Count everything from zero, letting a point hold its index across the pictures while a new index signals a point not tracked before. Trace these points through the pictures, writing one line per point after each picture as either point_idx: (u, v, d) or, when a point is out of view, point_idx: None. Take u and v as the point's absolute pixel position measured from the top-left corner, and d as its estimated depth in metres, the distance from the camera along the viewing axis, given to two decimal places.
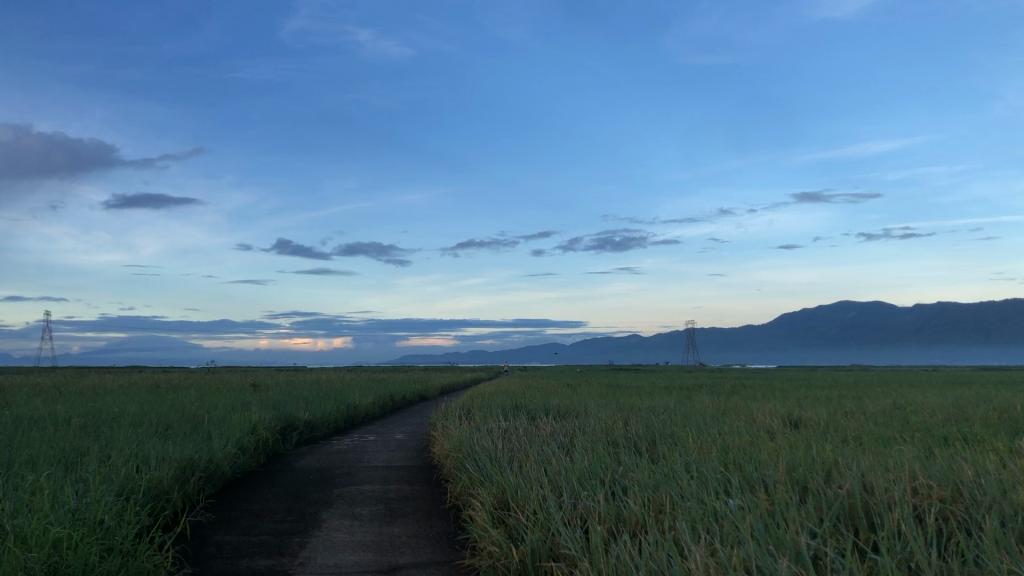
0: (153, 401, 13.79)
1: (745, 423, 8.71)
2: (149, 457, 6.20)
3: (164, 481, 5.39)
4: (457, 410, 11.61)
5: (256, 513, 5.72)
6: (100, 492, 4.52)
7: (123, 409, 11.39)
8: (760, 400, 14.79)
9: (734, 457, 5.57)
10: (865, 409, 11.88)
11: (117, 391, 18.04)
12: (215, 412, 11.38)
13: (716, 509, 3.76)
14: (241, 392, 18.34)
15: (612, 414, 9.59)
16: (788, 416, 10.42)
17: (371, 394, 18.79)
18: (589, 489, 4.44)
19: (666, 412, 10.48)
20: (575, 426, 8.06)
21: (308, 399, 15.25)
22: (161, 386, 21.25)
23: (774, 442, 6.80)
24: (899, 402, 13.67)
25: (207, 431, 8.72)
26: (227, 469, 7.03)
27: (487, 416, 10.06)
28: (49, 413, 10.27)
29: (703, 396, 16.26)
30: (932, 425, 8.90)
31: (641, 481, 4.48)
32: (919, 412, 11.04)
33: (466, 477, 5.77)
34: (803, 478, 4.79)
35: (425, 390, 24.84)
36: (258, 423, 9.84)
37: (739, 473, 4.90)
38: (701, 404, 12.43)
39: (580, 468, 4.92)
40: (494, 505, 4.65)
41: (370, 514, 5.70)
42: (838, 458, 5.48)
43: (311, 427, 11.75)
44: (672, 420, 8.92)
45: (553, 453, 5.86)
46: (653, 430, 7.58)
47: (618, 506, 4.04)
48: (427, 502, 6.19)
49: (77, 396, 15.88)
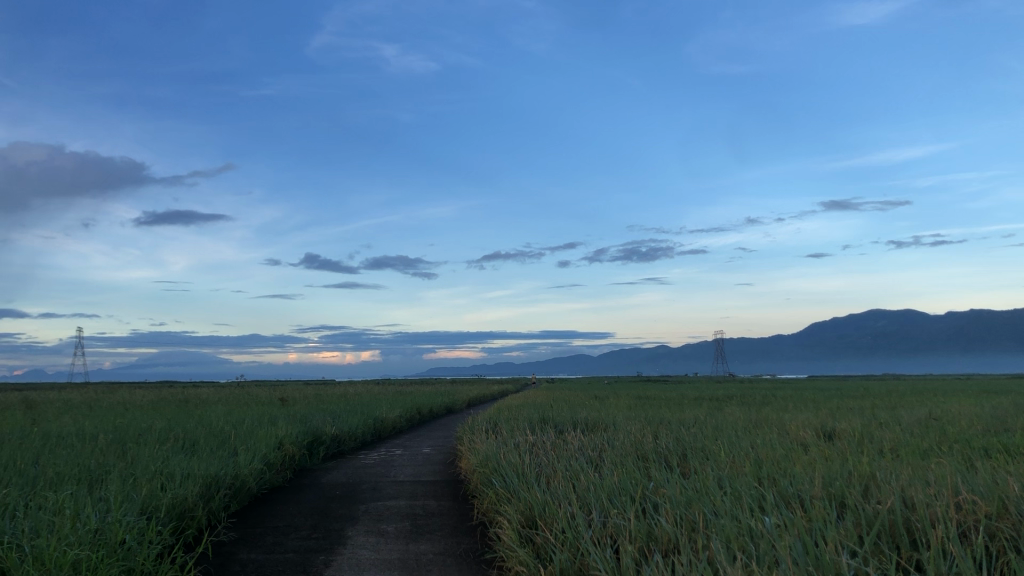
0: (181, 416, 13.81)
1: (778, 435, 8.56)
2: (173, 474, 6.14)
3: (189, 498, 5.34)
4: (485, 424, 11.54)
5: (281, 530, 5.66)
6: (122, 512, 4.46)
7: (151, 424, 11.41)
8: (792, 411, 14.55)
9: (769, 472, 5.42)
10: (900, 419, 11.66)
11: (148, 407, 18.13)
12: (241, 426, 11.39)
13: (752, 526, 3.62)
14: (269, 405, 18.40)
15: (641, 427, 9.48)
16: (821, 427, 10.23)
17: (396, 407, 18.73)
18: (619, 506, 4.32)
19: (696, 424, 10.35)
20: (604, 440, 7.95)
21: (336, 413, 15.22)
22: (189, 402, 21.39)
23: (808, 454, 6.66)
24: (934, 412, 13.43)
25: (233, 447, 8.70)
26: (253, 485, 6.98)
27: (514, 430, 9.99)
28: (77, 429, 10.31)
29: (734, 407, 16.09)
30: (970, 436, 8.71)
31: (673, 498, 4.35)
32: (955, 423, 10.83)
33: (493, 493, 5.66)
34: (841, 492, 4.65)
35: (452, 403, 24.81)
36: (284, 438, 9.81)
37: (773, 488, 4.76)
38: (733, 415, 12.26)
39: (609, 484, 4.80)
40: (522, 522, 4.54)
41: (396, 531, 5.60)
42: (876, 472, 5.32)
43: (337, 441, 11.74)
44: (704, 433, 8.79)
45: (581, 468, 5.73)
46: (683, 443, 7.45)
47: (649, 525, 3.91)
48: (454, 518, 6.08)
49: (108, 412, 15.98)
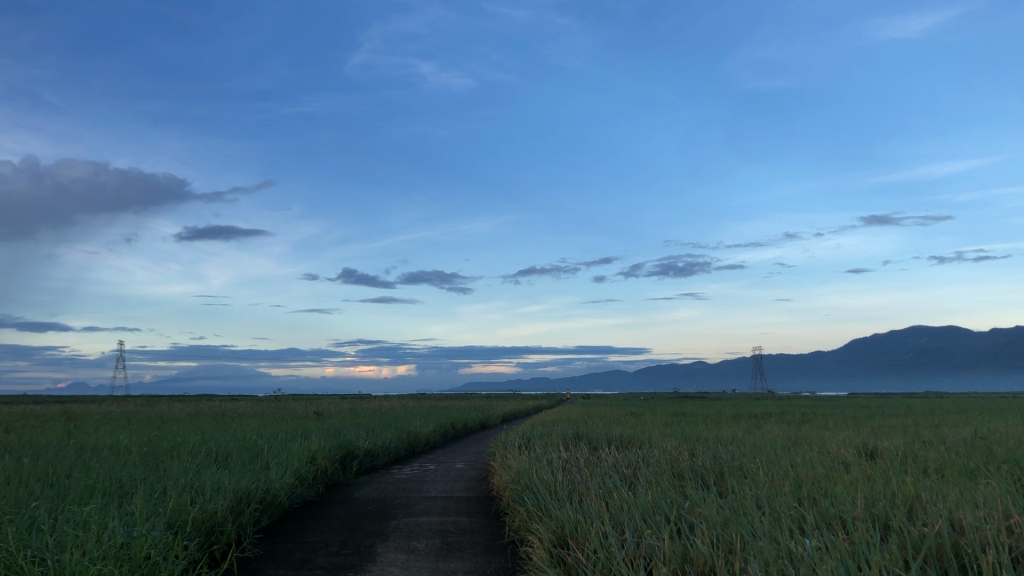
0: (215, 429, 13.83)
1: (818, 454, 8.32)
2: (203, 488, 6.11)
3: (218, 513, 5.30)
4: (519, 440, 11.40)
5: (311, 546, 5.59)
6: (148, 526, 4.44)
7: (183, 437, 11.43)
8: (833, 429, 14.25)
9: (809, 492, 5.25)
10: (945, 438, 11.34)
11: (184, 419, 18.19)
12: (275, 440, 11.39)
13: (791, 549, 3.48)
14: (304, 419, 18.40)
15: (677, 445, 9.30)
16: (862, 446, 9.96)
17: (431, 421, 18.67)
18: (653, 526, 4.18)
19: (734, 442, 10.15)
20: (639, 457, 7.78)
21: (369, 427, 15.16)
22: (226, 415, 21.53)
23: (849, 474, 6.48)
24: (980, 430, 13.13)
25: (266, 460, 8.70)
26: (283, 500, 6.93)
27: (547, 446, 9.84)
28: (111, 442, 10.34)
29: (773, 425, 15.82)
30: (1017, 455, 8.42)
31: (710, 519, 4.21)
32: (1002, 441, 10.50)
33: (525, 510, 5.56)
34: (884, 514, 4.47)
35: (487, 418, 24.73)
36: (317, 452, 9.79)
37: (814, 509, 4.59)
38: (771, 434, 12.03)
39: (644, 503, 4.68)
40: (553, 541, 4.42)
41: (426, 548, 5.51)
42: (921, 493, 5.13)
43: (371, 455, 11.69)
44: (742, 450, 8.59)
45: (615, 486, 5.62)
46: (720, 463, 7.25)
47: (683, 546, 3.78)
48: (485, 536, 5.97)
49: (145, 425, 16.09)
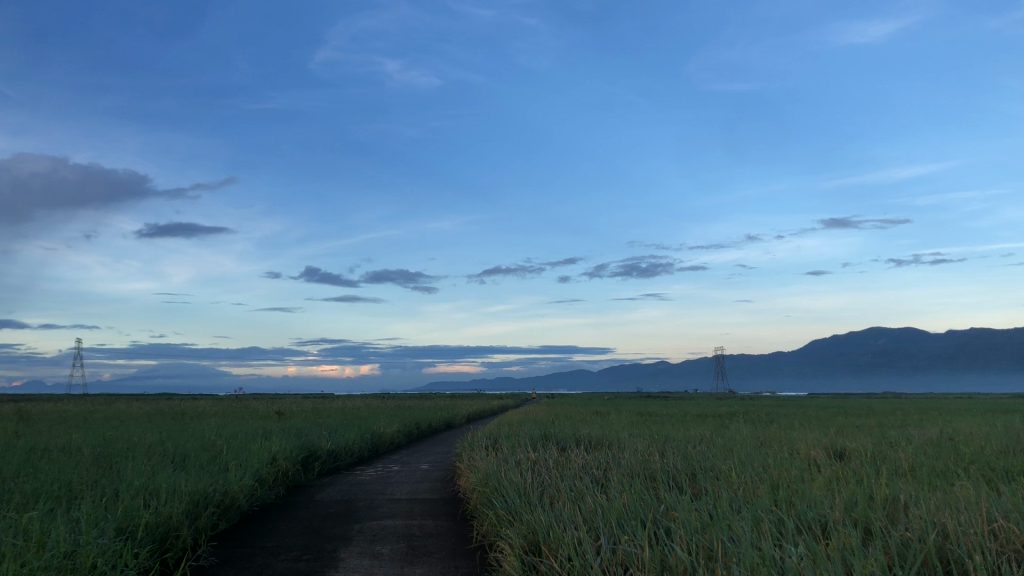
0: (173, 429, 13.45)
1: (788, 455, 8.24)
2: (158, 491, 5.86)
3: (173, 517, 5.07)
4: (485, 440, 11.22)
5: (271, 551, 5.37)
6: (96, 533, 4.19)
7: (138, 438, 11.05)
8: (799, 429, 14.16)
9: (785, 494, 5.11)
10: (911, 438, 11.34)
11: (140, 419, 17.69)
12: (235, 440, 11.06)
13: (775, 556, 3.34)
14: (265, 419, 18.05)
15: (647, 445, 9.15)
16: (831, 446, 9.91)
17: (395, 421, 18.46)
18: (629, 531, 4.03)
19: (704, 442, 10.02)
20: (609, 458, 7.62)
21: (333, 427, 14.89)
22: (184, 415, 20.97)
23: (822, 475, 6.39)
24: (946, 430, 13.19)
25: (224, 462, 8.41)
26: (243, 502, 6.69)
27: (514, 447, 9.65)
28: (62, 442, 9.98)
29: (740, 425, 15.80)
30: (986, 456, 8.38)
31: (687, 523, 4.06)
32: (967, 442, 10.49)
33: (493, 514, 5.38)
34: (865, 518, 4.36)
35: (452, 418, 24.47)
36: (278, 453, 9.51)
37: (792, 513, 4.48)
38: (739, 433, 11.97)
39: (619, 507, 4.52)
40: (524, 548, 4.24)
41: (391, 553, 5.30)
42: (900, 496, 5.02)
43: (334, 456, 11.45)
44: (713, 451, 8.48)
45: (586, 489, 5.47)
46: (692, 463, 7.15)
47: (662, 553, 3.62)
48: (452, 540, 5.79)
49: (98, 425, 15.62)
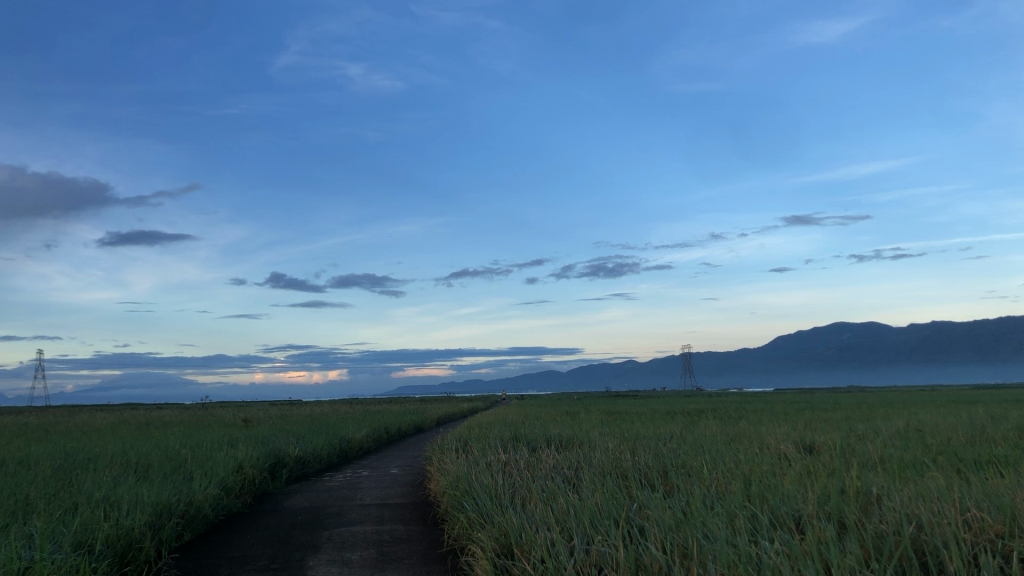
0: (136, 440, 13.20)
1: (759, 450, 8.25)
2: (120, 502, 5.71)
3: (135, 529, 4.93)
4: (455, 443, 11.13)
5: (238, 561, 5.24)
6: (51, 548, 4.04)
7: (101, 450, 10.83)
8: (767, 425, 14.18)
9: (758, 490, 5.08)
10: (879, 431, 11.39)
11: (104, 431, 17.36)
12: (199, 449, 10.86)
13: (751, 553, 3.31)
14: (232, 428, 17.79)
15: (618, 445, 9.14)
16: (801, 441, 9.94)
17: (364, 427, 18.30)
18: (602, 531, 3.97)
19: (675, 439, 10.00)
20: (581, 458, 7.58)
21: (300, 434, 14.71)
22: (147, 425, 20.61)
23: (793, 469, 6.39)
24: (913, 423, 13.31)
25: (189, 471, 8.24)
26: (208, 512, 6.54)
27: (485, 449, 9.56)
28: (20, 456, 9.71)
29: (710, 421, 15.82)
30: (954, 447, 8.44)
31: (661, 521, 4.00)
32: (933, 433, 10.54)
33: (464, 517, 5.29)
34: (838, 511, 4.34)
35: (421, 422, 24.32)
36: (244, 461, 9.35)
37: (765, 508, 4.46)
38: (709, 430, 11.97)
39: (591, 506, 4.46)
40: (496, 551, 4.16)
41: (360, 560, 5.19)
42: (871, 489, 5.02)
43: (302, 462, 11.30)
44: (683, 448, 8.47)
45: (558, 489, 5.42)
46: (663, 461, 7.13)
47: (636, 552, 3.56)
48: (423, 545, 5.70)
49: (59, 438, 15.28)
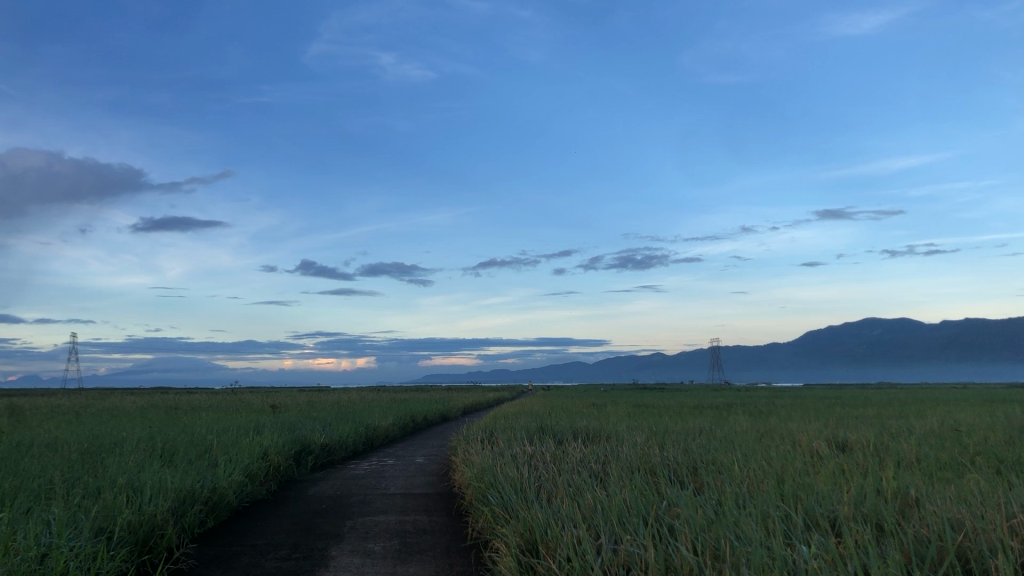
0: (165, 424, 13.26)
1: (789, 447, 8.07)
2: (143, 487, 5.68)
3: (158, 515, 4.89)
4: (480, 433, 11.04)
5: (259, 549, 5.19)
6: (71, 534, 4.01)
7: (128, 433, 10.87)
8: (797, 420, 13.99)
9: (790, 489, 4.93)
10: (913, 430, 11.16)
11: (135, 413, 17.46)
12: (225, 435, 10.86)
13: (786, 557, 3.17)
14: (260, 414, 17.83)
15: (645, 438, 9.01)
16: (831, 437, 9.74)
17: (391, 415, 18.29)
18: (630, 529, 3.85)
19: (703, 434, 9.83)
20: (608, 452, 7.45)
21: (327, 420, 14.71)
22: (176, 409, 20.73)
23: (826, 467, 6.23)
24: (947, 421, 13.03)
25: (213, 457, 8.22)
26: (232, 499, 6.51)
27: (511, 440, 9.45)
28: (49, 438, 9.77)
29: (739, 416, 15.64)
30: (991, 447, 8.21)
31: (692, 520, 3.87)
32: (968, 432, 10.29)
33: (489, 511, 5.19)
34: (874, 513, 4.20)
35: (448, 412, 24.27)
36: (269, 448, 9.31)
37: (799, 508, 4.32)
38: (737, 425, 11.80)
39: (618, 503, 4.33)
40: (520, 547, 4.06)
41: (383, 551, 5.10)
42: (908, 490, 4.87)
43: (328, 450, 11.26)
44: (711, 444, 8.31)
45: (585, 484, 5.30)
46: (692, 456, 6.98)
47: (665, 551, 3.45)
48: (446, 536, 5.62)
49: (89, 419, 15.39)
